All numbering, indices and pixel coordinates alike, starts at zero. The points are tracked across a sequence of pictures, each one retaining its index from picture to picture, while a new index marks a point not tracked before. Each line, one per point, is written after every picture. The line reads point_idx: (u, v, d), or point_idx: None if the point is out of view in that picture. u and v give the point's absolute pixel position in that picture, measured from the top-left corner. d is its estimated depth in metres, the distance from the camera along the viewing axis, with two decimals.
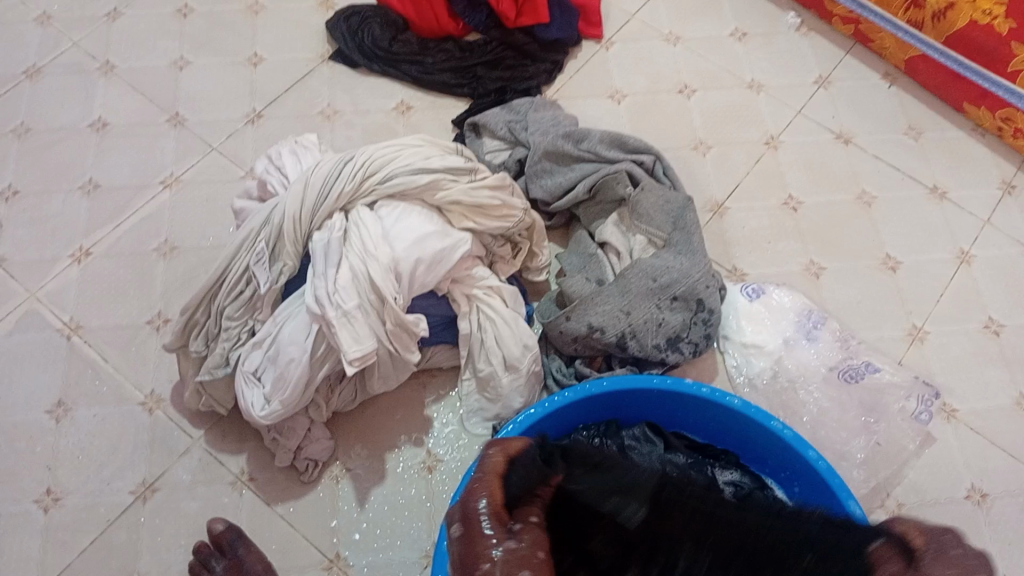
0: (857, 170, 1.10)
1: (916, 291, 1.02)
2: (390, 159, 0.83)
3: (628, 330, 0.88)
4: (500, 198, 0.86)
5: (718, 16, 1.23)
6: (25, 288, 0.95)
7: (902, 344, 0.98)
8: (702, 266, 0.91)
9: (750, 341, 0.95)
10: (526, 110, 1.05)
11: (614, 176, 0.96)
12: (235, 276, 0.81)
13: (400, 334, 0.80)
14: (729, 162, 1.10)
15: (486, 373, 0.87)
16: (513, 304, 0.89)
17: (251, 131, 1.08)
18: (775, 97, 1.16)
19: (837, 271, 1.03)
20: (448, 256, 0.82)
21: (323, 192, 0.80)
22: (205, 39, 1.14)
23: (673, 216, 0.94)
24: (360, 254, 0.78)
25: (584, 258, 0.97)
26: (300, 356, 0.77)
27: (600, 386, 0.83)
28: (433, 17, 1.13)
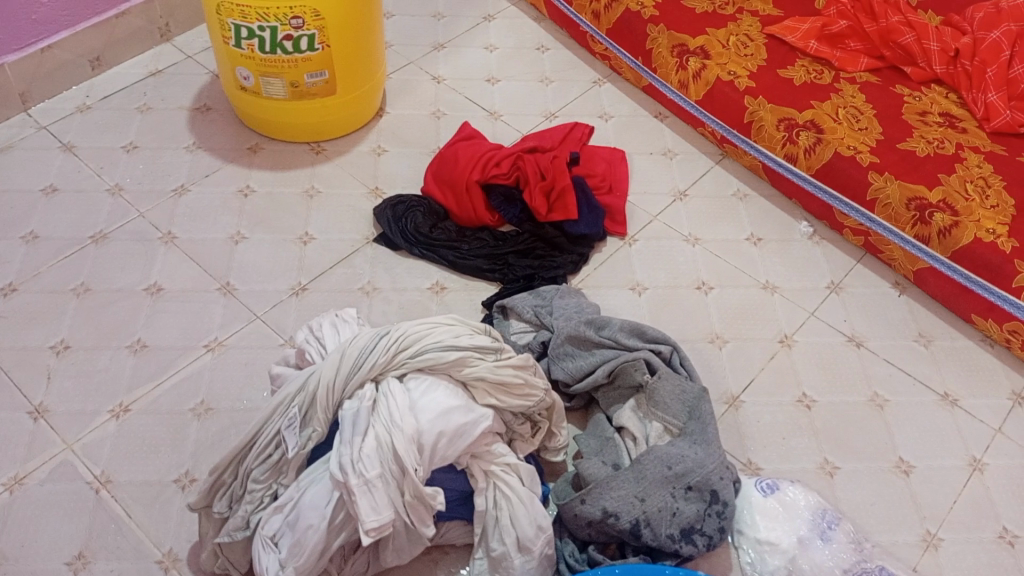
0: (870, 373, 1.14)
1: (930, 496, 1.02)
2: (423, 335, 0.88)
3: (642, 517, 0.90)
4: (522, 377, 0.90)
5: (737, 221, 1.32)
6: (62, 440, 0.99)
7: (916, 549, 0.98)
8: (715, 457, 0.94)
9: (764, 537, 0.94)
10: (550, 296, 1.11)
11: (633, 362, 1.00)
12: (265, 441, 0.84)
13: (416, 506, 0.81)
14: (746, 357, 1.14)
15: (498, 552, 0.87)
16: (530, 483, 0.91)
17: (295, 302, 1.15)
18: (790, 298, 1.22)
19: (851, 471, 1.04)
20: (469, 431, 0.85)
21: (358, 363, 0.84)
22: (262, 217, 1.25)
23: (689, 405, 0.98)
24: (387, 424, 0.81)
25: (601, 442, 0.99)
26: (319, 523, 0.79)
27: (612, 573, 0.83)
28: (472, 210, 1.21)
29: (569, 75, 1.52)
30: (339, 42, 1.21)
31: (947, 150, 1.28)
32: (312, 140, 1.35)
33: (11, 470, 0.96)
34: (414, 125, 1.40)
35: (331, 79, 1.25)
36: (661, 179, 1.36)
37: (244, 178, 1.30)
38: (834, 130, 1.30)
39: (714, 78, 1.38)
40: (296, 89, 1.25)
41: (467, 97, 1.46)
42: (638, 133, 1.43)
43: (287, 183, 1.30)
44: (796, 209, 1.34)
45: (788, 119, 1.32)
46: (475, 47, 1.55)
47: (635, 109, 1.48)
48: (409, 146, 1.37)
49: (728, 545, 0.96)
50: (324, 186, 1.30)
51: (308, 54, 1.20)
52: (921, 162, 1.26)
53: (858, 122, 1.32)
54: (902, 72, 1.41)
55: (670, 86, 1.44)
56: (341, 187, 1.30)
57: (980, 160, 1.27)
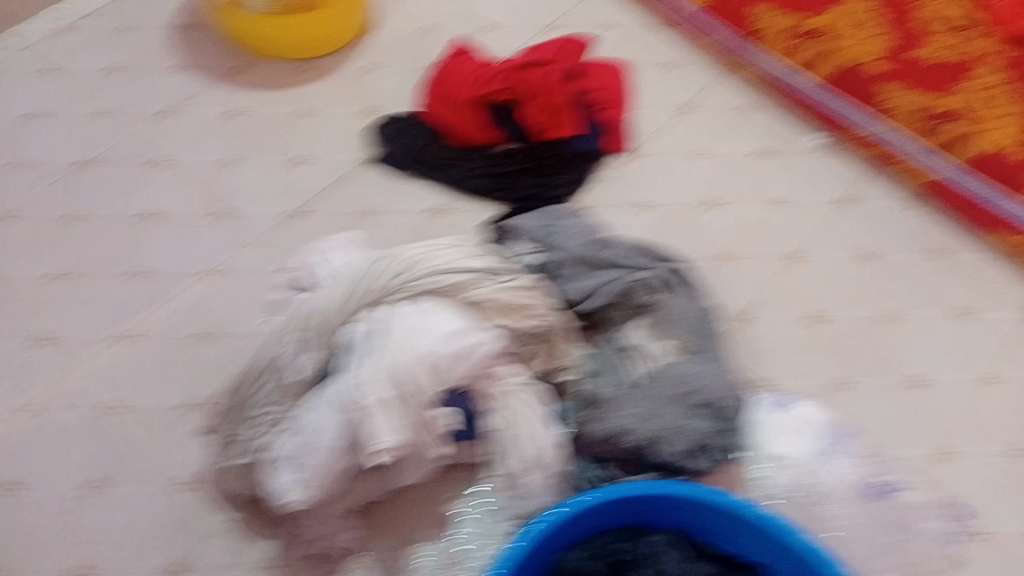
0: (882, 288, 1.12)
1: (942, 410, 1.02)
2: (423, 259, 0.89)
3: (656, 435, 0.89)
4: (525, 299, 0.90)
5: (748, 134, 1.27)
6: (70, 369, 1.00)
7: (925, 461, 0.98)
8: (720, 374, 0.94)
9: (778, 453, 0.93)
10: (558, 216, 1.09)
11: (639, 282, 1.00)
12: (273, 366, 0.86)
13: (424, 428, 0.82)
14: (756, 274, 1.13)
15: (511, 471, 0.88)
16: (544, 403, 0.91)
17: (297, 227, 1.13)
18: (803, 212, 1.19)
19: (861, 386, 1.03)
20: (470, 353, 0.83)
21: (357, 288, 0.86)
22: (261, 139, 1.22)
23: (695, 326, 0.98)
24: (391, 348, 0.81)
25: (612, 362, 0.98)
26: (328, 447, 0.80)
27: (635, 488, 0.84)
28: (467, 131, 1.17)
29: None
30: None
31: (956, 58, 1.25)
32: (307, 58, 1.31)
33: (23, 400, 0.97)
34: (413, 40, 1.36)
35: None
36: (670, 91, 1.32)
37: (240, 99, 1.26)
38: (843, 40, 1.27)
39: None
40: None
41: (467, 10, 1.41)
42: (646, 44, 1.38)
43: (283, 104, 1.26)
44: None
45: (797, 27, 1.29)
46: None
47: (643, 17, 1.42)
48: (408, 62, 1.33)
49: (741, 462, 0.95)
50: (322, 106, 1.26)
51: None
52: (936, 71, 1.24)
53: (866, 29, 1.28)
54: None
55: None
56: (340, 106, 1.26)
57: (999, 66, 1.23)
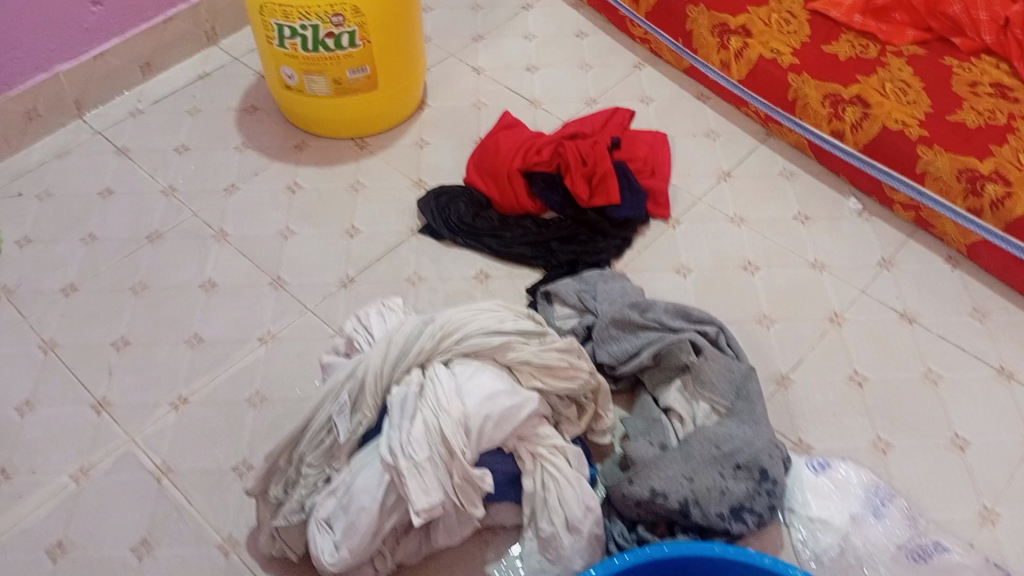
0: (924, 350, 1.12)
1: (989, 473, 1.00)
2: (467, 321, 0.89)
3: (691, 496, 0.90)
4: (567, 360, 0.91)
5: (783, 200, 1.30)
6: (125, 432, 1.03)
7: (973, 525, 0.96)
8: (764, 436, 0.94)
9: (816, 515, 0.93)
10: (594, 281, 1.12)
11: (678, 344, 1.00)
12: (317, 425, 0.85)
13: (466, 488, 0.83)
14: (795, 336, 1.13)
15: (548, 533, 0.88)
16: (577, 464, 0.92)
17: (344, 294, 1.17)
18: (838, 276, 1.20)
19: (905, 448, 1.02)
20: (515, 414, 0.86)
21: (404, 350, 0.86)
22: (310, 211, 1.27)
23: (736, 385, 0.98)
24: (434, 408, 0.83)
25: (646, 423, 0.98)
26: (371, 506, 0.80)
27: (661, 551, 0.83)
28: (515, 197, 1.23)
29: (609, 59, 1.52)
30: (379, 37, 1.23)
31: (999, 120, 1.24)
32: (355, 134, 1.37)
33: (78, 461, 1.00)
34: (456, 116, 1.42)
35: (372, 75, 1.27)
36: (704, 161, 1.36)
37: (292, 174, 1.33)
38: (881, 105, 1.27)
39: (756, 56, 1.37)
40: (338, 86, 1.27)
41: (508, 87, 1.47)
42: (681, 116, 1.42)
43: (333, 178, 1.32)
44: (843, 185, 1.32)
45: (834, 94, 1.30)
46: (513, 37, 1.56)
47: (677, 91, 1.47)
48: (451, 137, 1.39)
49: (779, 522, 0.95)
50: (369, 180, 1.32)
51: (350, 50, 1.22)
52: (973, 133, 1.23)
53: (905, 96, 1.29)
54: (950, 44, 1.38)
55: (711, 66, 1.43)
56: (385, 179, 1.32)
57: None
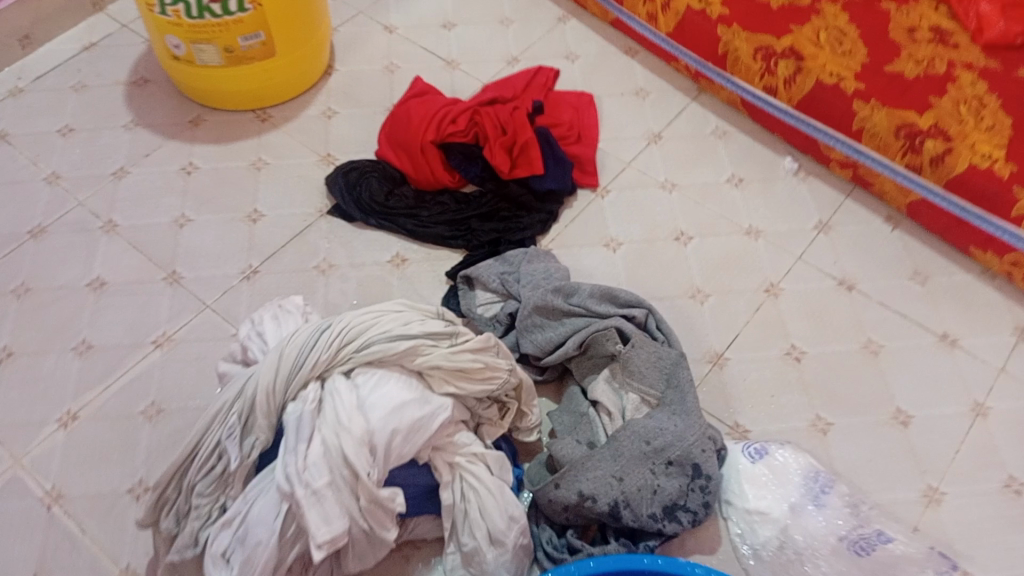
0: (864, 319, 1.07)
1: (931, 448, 0.96)
2: (368, 326, 0.81)
3: (621, 498, 0.85)
4: (482, 361, 0.84)
5: (716, 162, 1.23)
6: (9, 455, 0.94)
7: (917, 508, 0.92)
8: (696, 427, 0.88)
9: (753, 507, 0.88)
10: (517, 263, 1.04)
11: (604, 331, 0.94)
12: (205, 452, 0.77)
13: (374, 510, 0.76)
14: (730, 310, 1.07)
15: (470, 547, 0.83)
16: (499, 470, 0.86)
17: (247, 287, 1.08)
18: (775, 242, 1.14)
19: (845, 427, 0.98)
20: (426, 425, 0.79)
21: (298, 362, 0.78)
22: (209, 195, 1.17)
23: (667, 372, 0.92)
24: (333, 427, 0.75)
25: (574, 418, 0.93)
26: (268, 540, 0.73)
27: (586, 567, 0.77)
28: (429, 170, 1.13)
29: (531, 13, 1.42)
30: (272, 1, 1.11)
31: (937, 69, 1.17)
32: (256, 106, 1.26)
33: None
34: (366, 82, 1.31)
35: (268, 41, 1.16)
36: (634, 122, 1.28)
37: (187, 155, 1.22)
38: (815, 56, 1.19)
39: (683, 8, 1.28)
40: (231, 55, 1.16)
41: (422, 47, 1.36)
42: (608, 73, 1.34)
43: (232, 156, 1.21)
44: (779, 144, 1.26)
45: (765, 47, 1.21)
46: None
47: (603, 46, 1.38)
48: (362, 106, 1.28)
49: (716, 515, 0.90)
50: (273, 157, 1.21)
51: (238, 16, 1.10)
52: (911, 84, 1.16)
53: (840, 46, 1.21)
54: None
55: (637, 19, 1.35)
56: (290, 156, 1.21)
57: (974, 77, 1.16)
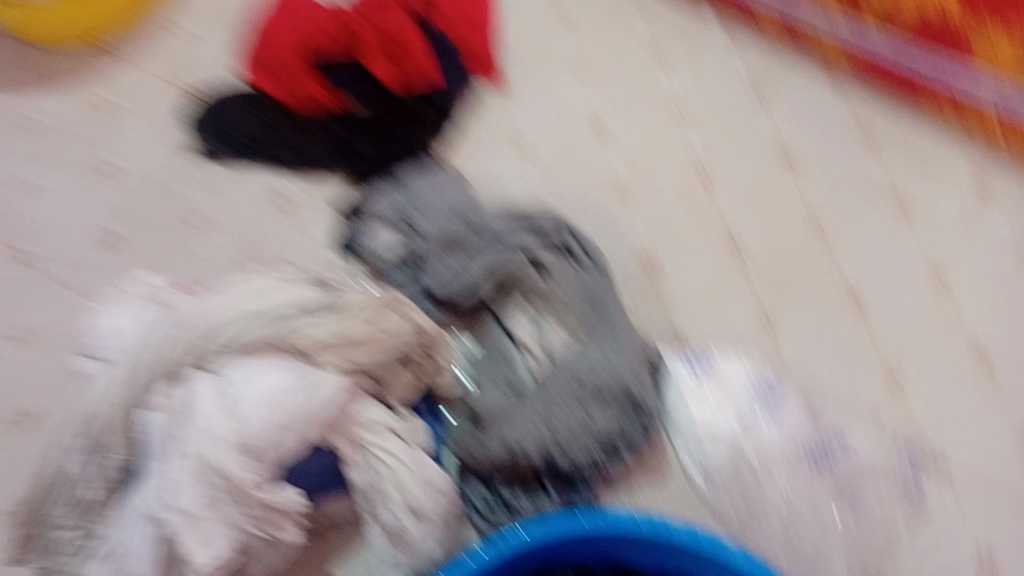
0: (804, 189, 0.93)
1: (890, 327, 0.87)
2: (226, 309, 0.71)
3: (554, 446, 0.75)
4: (371, 323, 0.74)
5: (625, 19, 1.02)
6: None
7: (881, 396, 0.84)
8: (629, 356, 0.78)
9: (701, 427, 0.79)
10: (415, 186, 0.87)
11: (518, 264, 0.82)
12: (57, 484, 0.67)
13: (269, 517, 0.68)
14: (658, 201, 0.93)
15: (393, 526, 0.72)
16: (414, 435, 0.76)
17: (101, 256, 0.90)
18: (699, 116, 0.97)
19: (793, 317, 0.88)
20: (311, 411, 0.69)
21: (148, 368, 0.67)
22: (21, 147, 0.94)
23: (591, 297, 0.82)
24: (199, 437, 0.65)
25: (495, 361, 0.83)
26: (147, 572, 0.65)
27: (516, 539, 0.67)
28: (304, 93, 0.93)
29: None
30: None
31: None
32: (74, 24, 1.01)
33: None
34: None
35: None
36: None
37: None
38: None
39: None
40: None
41: None
42: None
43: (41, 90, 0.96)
44: None
45: None
46: None
47: None
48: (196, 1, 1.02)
49: (664, 441, 0.81)
50: (98, 83, 0.97)
51: None
52: None
53: None
54: None
55: None
56: (119, 79, 0.97)
57: None
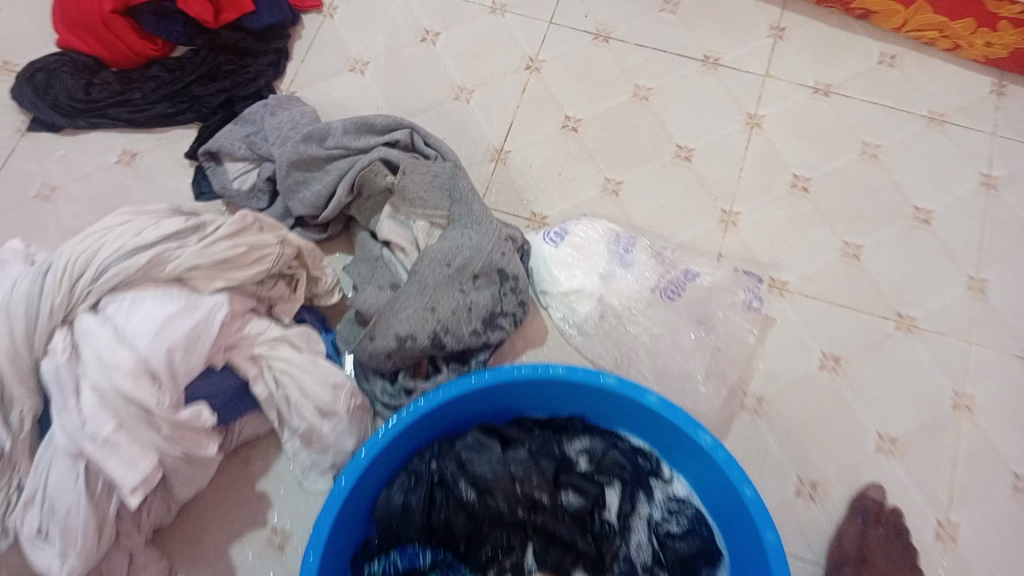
0: (626, 65, 1.04)
1: (716, 172, 0.97)
2: (94, 252, 0.71)
3: (439, 327, 0.81)
4: (244, 245, 0.76)
5: None
6: None
7: (718, 235, 0.94)
8: (492, 233, 0.85)
9: (568, 288, 0.87)
10: (259, 118, 0.94)
11: (371, 165, 0.86)
12: None
13: (184, 433, 0.70)
14: (497, 99, 1.02)
15: (304, 428, 0.78)
16: (308, 344, 0.81)
17: None
18: (523, 15, 1.08)
19: (634, 180, 0.97)
20: (205, 331, 0.72)
21: (31, 315, 0.68)
22: None
23: (446, 188, 0.88)
24: (100, 369, 0.67)
25: (370, 264, 0.88)
26: (80, 503, 0.67)
27: (419, 408, 0.72)
28: (125, 46, 0.99)
29: None
30: None
31: None
32: None
33: None
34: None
35: None
36: None
37: None
38: None
39: None
40: None
41: None
42: None
43: None
44: None
45: None
46: None
47: None
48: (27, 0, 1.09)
49: (536, 309, 0.90)
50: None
51: None
52: None
53: None
54: None
55: None
56: None
57: None
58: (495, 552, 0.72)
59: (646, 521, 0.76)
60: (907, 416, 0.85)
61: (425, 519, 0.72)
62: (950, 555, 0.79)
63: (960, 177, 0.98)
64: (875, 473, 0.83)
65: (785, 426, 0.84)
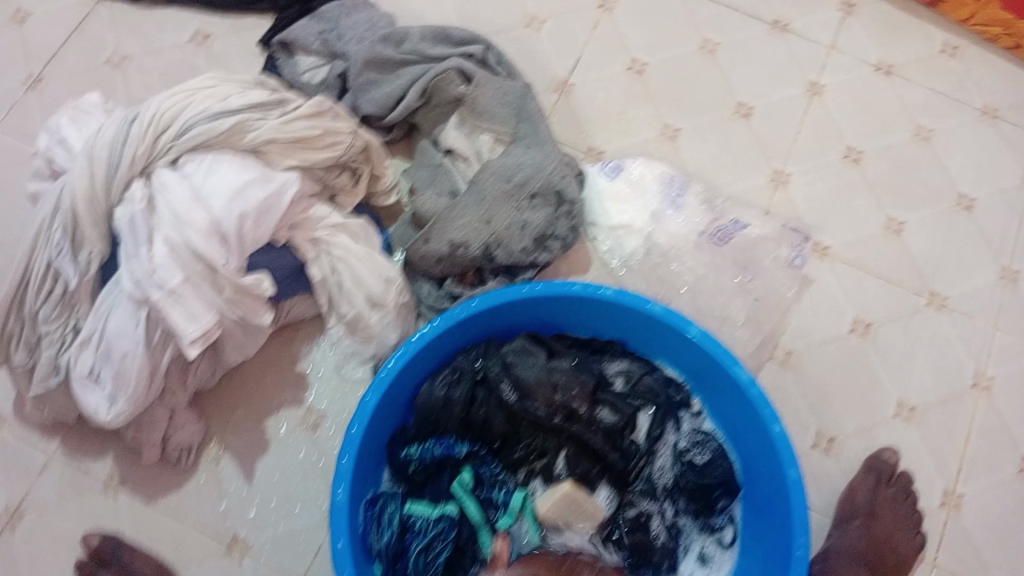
0: (697, 17, 1.04)
1: (772, 133, 0.99)
2: (180, 108, 0.73)
3: (492, 239, 0.83)
4: (320, 126, 0.77)
5: None
6: None
7: (767, 191, 0.96)
8: (553, 156, 0.87)
9: (618, 222, 0.89)
10: (336, 16, 0.94)
11: (443, 76, 0.88)
12: (38, 274, 0.71)
13: (243, 299, 0.72)
14: (567, 33, 1.02)
15: (352, 315, 0.80)
16: (365, 237, 0.82)
17: (34, 99, 0.94)
18: None
19: (692, 128, 0.98)
20: (276, 204, 0.73)
21: (112, 161, 0.70)
22: None
23: (515, 106, 0.89)
24: (174, 224, 0.69)
25: (431, 171, 0.89)
26: (136, 350, 0.69)
27: (469, 308, 0.74)
28: None
29: None
30: None
31: None
32: None
33: None
34: None
35: None
36: None
37: None
38: None
39: None
40: None
41: None
42: None
43: None
44: None
45: None
46: None
47: None
48: None
49: (584, 238, 0.91)
50: None
51: None
52: None
53: None
54: None
55: None
56: None
57: None
58: (528, 453, 0.77)
59: (672, 446, 0.79)
60: (930, 389, 0.88)
61: (464, 413, 0.76)
62: (953, 523, 0.83)
63: (1006, 170, 1.00)
64: (893, 437, 0.86)
65: (810, 381, 0.87)
